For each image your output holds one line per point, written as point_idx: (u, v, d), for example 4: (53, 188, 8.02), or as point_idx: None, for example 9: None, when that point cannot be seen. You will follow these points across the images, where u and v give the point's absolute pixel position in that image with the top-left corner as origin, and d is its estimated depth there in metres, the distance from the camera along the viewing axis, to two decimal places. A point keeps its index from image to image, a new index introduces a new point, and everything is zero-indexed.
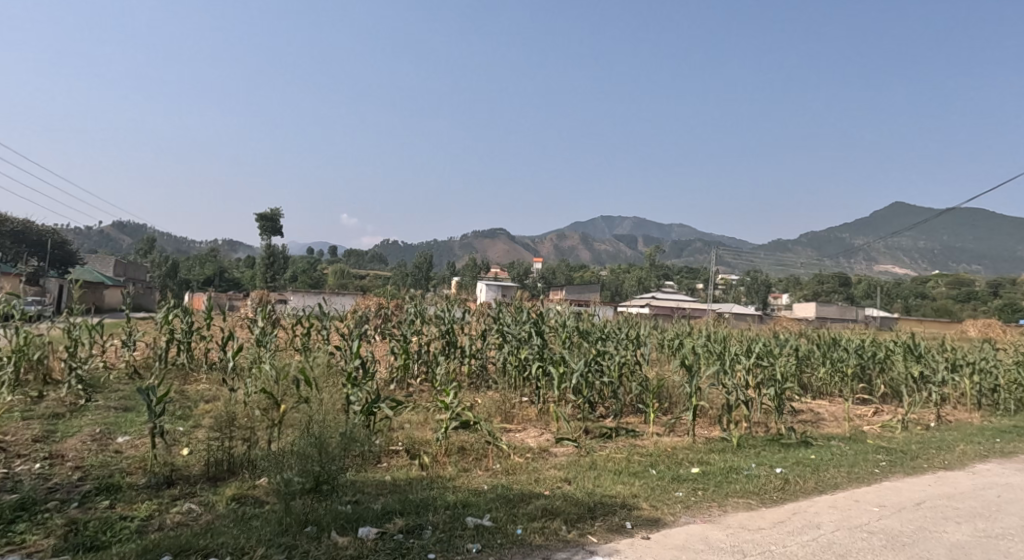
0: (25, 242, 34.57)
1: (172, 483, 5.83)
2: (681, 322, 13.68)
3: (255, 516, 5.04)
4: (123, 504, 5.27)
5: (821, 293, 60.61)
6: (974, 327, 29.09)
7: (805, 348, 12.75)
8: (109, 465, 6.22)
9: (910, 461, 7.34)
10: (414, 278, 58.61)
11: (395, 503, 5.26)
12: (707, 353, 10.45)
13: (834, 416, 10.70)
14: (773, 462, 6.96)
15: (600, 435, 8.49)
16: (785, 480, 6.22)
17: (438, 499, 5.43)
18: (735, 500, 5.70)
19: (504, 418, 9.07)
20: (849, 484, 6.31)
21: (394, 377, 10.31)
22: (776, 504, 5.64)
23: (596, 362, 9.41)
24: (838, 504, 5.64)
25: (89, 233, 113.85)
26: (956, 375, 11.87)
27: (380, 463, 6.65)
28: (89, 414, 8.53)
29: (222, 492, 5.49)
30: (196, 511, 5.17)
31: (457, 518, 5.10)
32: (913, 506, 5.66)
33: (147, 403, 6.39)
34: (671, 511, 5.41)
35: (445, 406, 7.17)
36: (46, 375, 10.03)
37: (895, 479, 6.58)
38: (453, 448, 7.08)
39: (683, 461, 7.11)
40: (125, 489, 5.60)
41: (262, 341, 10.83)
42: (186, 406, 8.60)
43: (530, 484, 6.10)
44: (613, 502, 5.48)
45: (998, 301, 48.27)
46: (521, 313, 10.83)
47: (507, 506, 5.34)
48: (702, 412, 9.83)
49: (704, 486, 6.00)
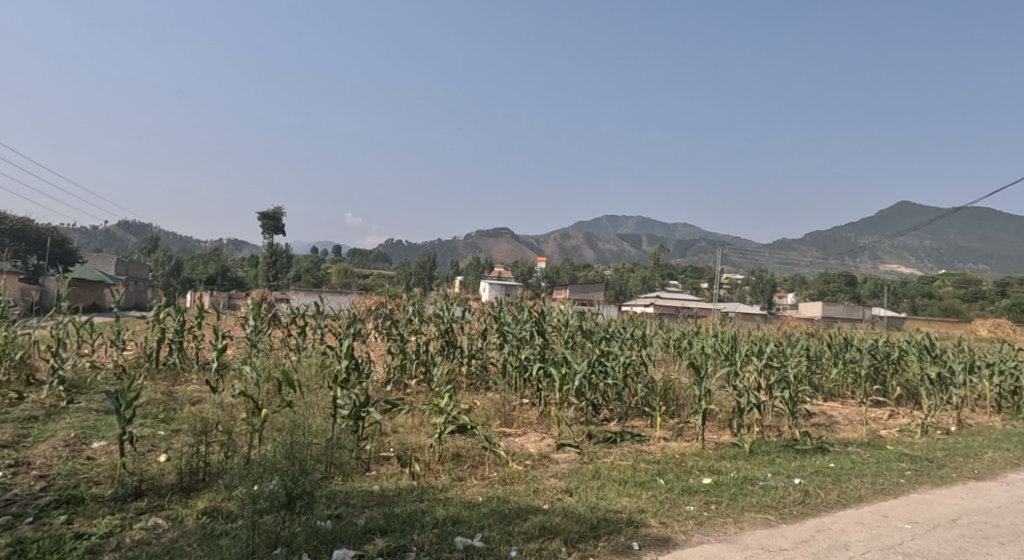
0: (25, 240, 34.06)
1: (141, 494, 5.39)
2: (687, 321, 13.14)
3: (223, 534, 4.60)
4: (81, 520, 4.84)
5: (829, 292, 59.89)
6: (984, 326, 28.63)
7: (816, 348, 12.21)
8: (76, 474, 5.78)
9: (938, 471, 6.84)
10: (418, 277, 58.04)
11: (379, 519, 4.82)
12: (717, 353, 10.01)
13: (849, 420, 10.20)
14: (790, 471, 6.45)
15: (604, 440, 8.02)
16: (805, 492, 5.73)
17: (426, 514, 4.96)
18: (753, 516, 5.23)
19: (504, 421, 8.61)
20: (875, 496, 5.83)
21: (390, 378, 9.89)
22: (798, 520, 5.17)
23: (599, 363, 8.92)
24: (865, 520, 5.18)
25: (94, 233, 114.06)
26: (976, 377, 11.37)
27: (368, 472, 6.20)
28: (67, 416, 8.10)
29: (194, 505, 5.04)
30: (162, 527, 4.75)
31: (445, 538, 4.64)
32: (948, 523, 5.18)
33: (117, 408, 5.94)
34: (683, 528, 4.94)
35: (439, 410, 6.67)
36: (28, 375, 9.58)
37: (923, 490, 6.11)
38: (447, 455, 6.59)
39: (693, 470, 6.64)
40: (88, 502, 5.15)
41: (254, 340, 10.40)
42: (170, 407, 8.16)
43: (529, 495, 5.65)
44: (618, 519, 5.01)
45: (1004, 301, 47.69)
46: (522, 313, 10.36)
47: (501, 523, 4.88)
48: (711, 415, 9.37)
49: (717, 499, 5.52)
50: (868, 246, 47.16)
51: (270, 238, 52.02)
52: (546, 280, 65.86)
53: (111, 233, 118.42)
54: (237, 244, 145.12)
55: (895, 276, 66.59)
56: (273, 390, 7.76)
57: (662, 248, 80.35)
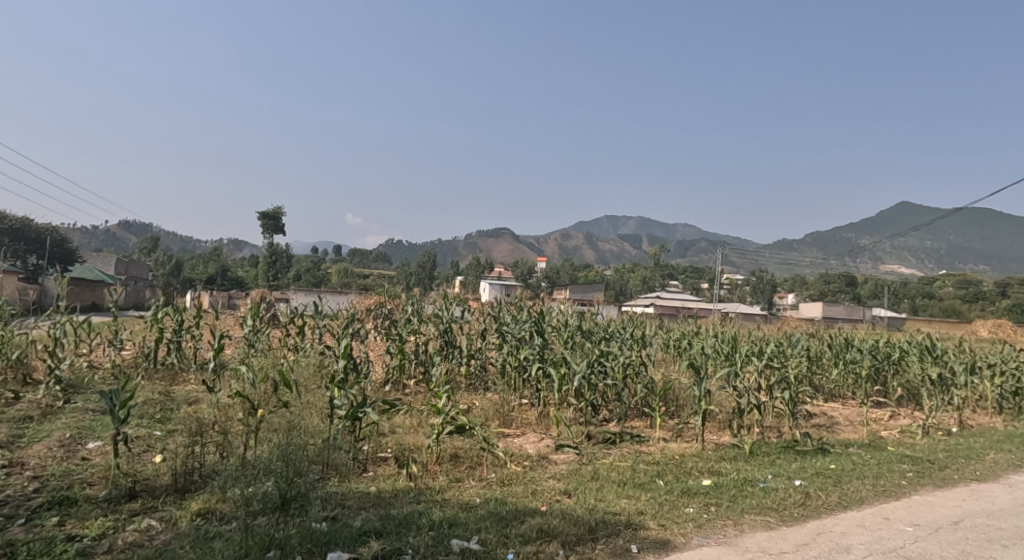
0: (25, 239, 33.98)
1: (135, 495, 5.33)
2: (687, 322, 13.10)
3: (217, 537, 4.55)
4: (73, 521, 4.79)
5: (829, 292, 59.87)
6: (984, 326, 28.67)
7: (816, 349, 12.16)
8: (70, 474, 5.72)
9: (940, 472, 6.78)
10: (418, 277, 57.98)
11: (375, 521, 4.77)
12: (717, 354, 9.96)
13: (849, 421, 10.15)
14: (791, 473, 6.39)
15: (603, 441, 7.97)
16: (806, 494, 5.67)
17: (423, 516, 4.91)
18: (753, 518, 5.17)
19: (503, 422, 8.55)
20: (876, 498, 5.77)
21: (388, 378, 9.84)
22: (798, 523, 5.11)
23: (599, 363, 8.87)
24: (867, 523, 5.12)
25: (94, 233, 114.03)
26: (978, 378, 11.32)
27: (365, 473, 6.13)
28: (63, 416, 8.04)
29: (188, 507, 4.99)
30: (155, 529, 4.70)
31: (441, 541, 4.58)
32: (950, 525, 5.13)
33: (111, 408, 5.89)
34: (682, 531, 4.89)
35: (437, 410, 6.60)
36: (25, 375, 9.51)
37: (925, 493, 6.05)
38: (445, 455, 6.53)
39: (692, 471, 6.59)
40: (81, 503, 5.10)
41: (252, 340, 10.33)
42: (166, 407, 8.10)
43: (527, 497, 5.59)
44: (616, 521, 4.96)
45: (1005, 301, 47.64)
46: (521, 313, 10.30)
47: (498, 526, 4.83)
48: (711, 416, 9.32)
49: (717, 501, 5.46)
50: (868, 246, 47.12)
51: (270, 238, 51.98)
52: (546, 280, 65.80)
53: (111, 233, 118.38)
54: (238, 243, 144.95)
55: (896, 276, 66.60)
56: (270, 390, 7.70)
57: (662, 248, 80.16)
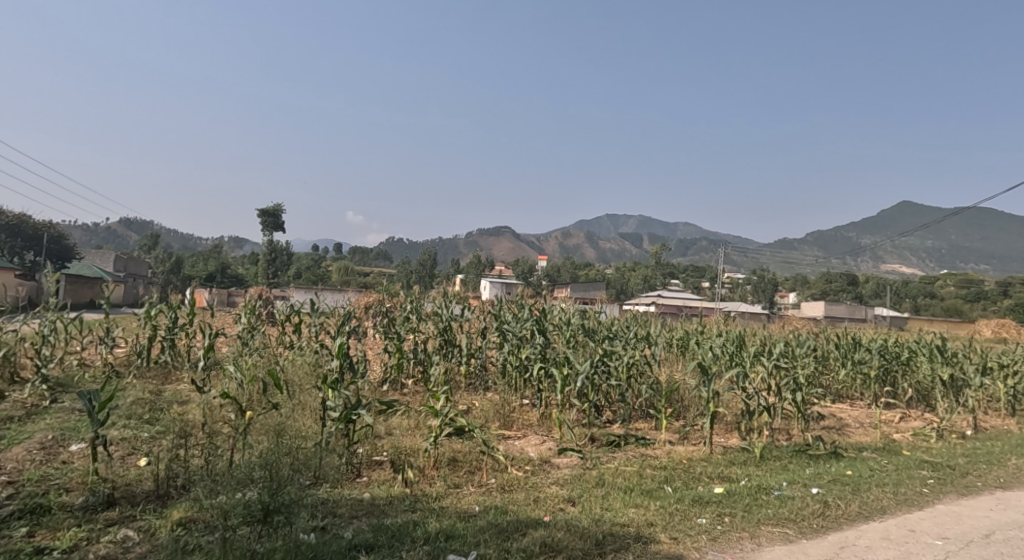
0: (20, 235, 33.47)
1: (113, 502, 5.00)
2: (691, 320, 12.79)
3: (196, 550, 4.24)
4: (44, 532, 4.51)
5: (831, 292, 59.49)
6: (988, 326, 28.29)
7: (824, 349, 11.83)
8: (47, 479, 5.40)
9: (962, 479, 6.47)
10: (417, 276, 57.40)
11: (367, 534, 4.47)
12: (723, 354, 9.64)
13: (860, 423, 9.86)
14: (805, 480, 6.06)
15: (607, 443, 7.66)
16: (824, 503, 5.35)
17: (418, 528, 4.61)
18: (770, 530, 4.86)
19: (503, 423, 8.24)
20: (898, 507, 5.45)
21: (386, 378, 9.54)
22: (817, 535, 4.81)
23: (602, 363, 8.55)
24: (892, 535, 4.81)
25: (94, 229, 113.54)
26: (991, 379, 11.01)
27: (358, 478, 5.82)
28: (47, 417, 7.73)
29: (168, 515, 4.67)
30: (132, 540, 4.42)
31: (436, 556, 4.29)
32: (982, 539, 4.82)
33: (90, 409, 5.56)
34: (696, 544, 4.59)
35: (434, 413, 6.25)
36: (11, 373, 9.17)
37: (949, 501, 5.74)
38: (443, 459, 6.21)
39: (701, 477, 6.29)
40: (55, 511, 4.80)
41: (246, 337, 10.01)
42: (155, 405, 7.79)
43: (529, 505, 5.29)
44: (625, 533, 4.66)
45: (1006, 301, 47.33)
46: (522, 312, 9.95)
47: (497, 539, 4.52)
48: (718, 417, 9.00)
49: (731, 511, 5.15)
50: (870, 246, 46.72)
51: (269, 236, 51.55)
52: (546, 279, 65.39)
53: (111, 230, 117.92)
54: (237, 241, 144.55)
55: (898, 276, 66.19)
56: (259, 391, 7.38)
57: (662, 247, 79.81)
